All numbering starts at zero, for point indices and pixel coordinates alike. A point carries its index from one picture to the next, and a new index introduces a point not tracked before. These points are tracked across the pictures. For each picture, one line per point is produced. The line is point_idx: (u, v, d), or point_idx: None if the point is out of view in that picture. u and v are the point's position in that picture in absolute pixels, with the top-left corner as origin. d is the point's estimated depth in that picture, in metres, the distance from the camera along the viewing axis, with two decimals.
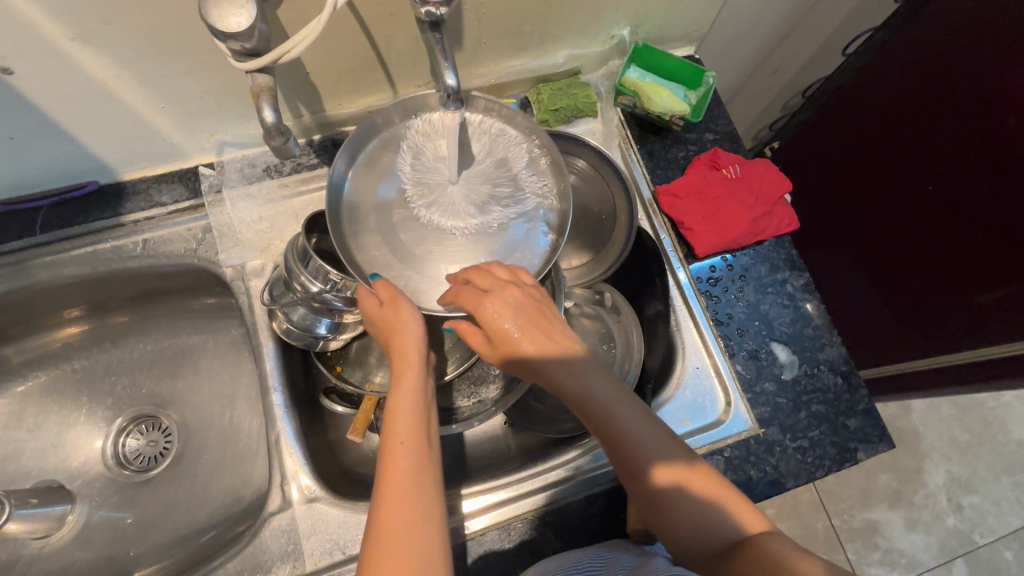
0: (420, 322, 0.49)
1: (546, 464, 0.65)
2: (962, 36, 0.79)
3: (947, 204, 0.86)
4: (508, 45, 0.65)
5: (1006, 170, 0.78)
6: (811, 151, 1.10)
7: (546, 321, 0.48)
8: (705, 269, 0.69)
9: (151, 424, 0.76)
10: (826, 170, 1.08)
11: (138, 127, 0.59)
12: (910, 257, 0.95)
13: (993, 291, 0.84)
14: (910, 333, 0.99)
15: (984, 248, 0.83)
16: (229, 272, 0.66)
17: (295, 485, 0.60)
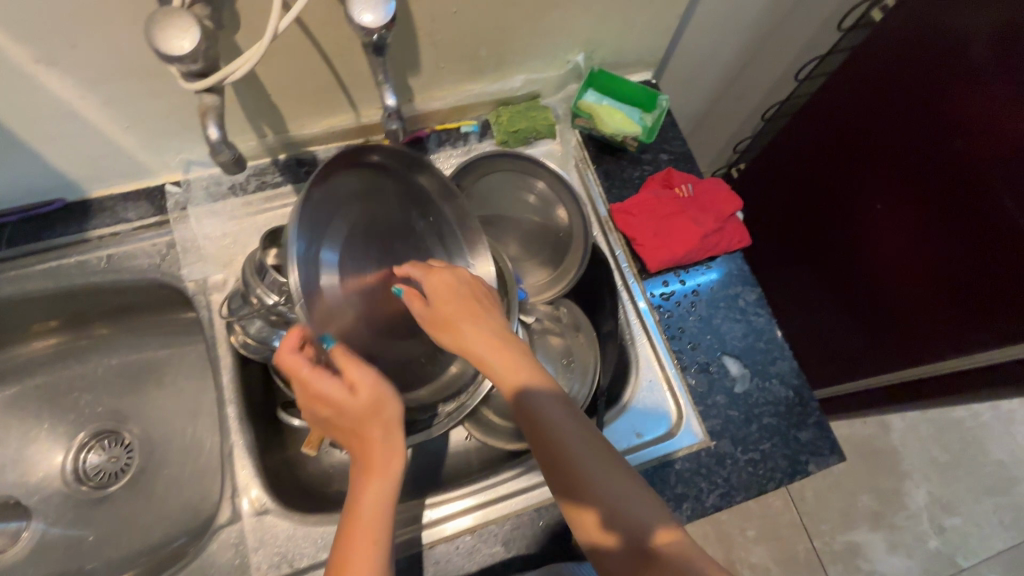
0: (385, 417, 0.47)
1: (499, 476, 0.65)
2: (908, 55, 0.81)
3: (914, 216, 0.86)
4: (466, 70, 0.68)
5: (967, 182, 0.78)
6: (774, 171, 1.13)
7: (465, 294, 0.53)
8: (658, 284, 0.71)
9: (113, 439, 0.76)
10: (788, 190, 1.10)
11: (103, 146, 0.61)
12: (881, 272, 0.94)
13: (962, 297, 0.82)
14: (870, 346, 0.99)
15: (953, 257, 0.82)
16: (191, 286, 0.67)
17: (246, 497, 0.60)
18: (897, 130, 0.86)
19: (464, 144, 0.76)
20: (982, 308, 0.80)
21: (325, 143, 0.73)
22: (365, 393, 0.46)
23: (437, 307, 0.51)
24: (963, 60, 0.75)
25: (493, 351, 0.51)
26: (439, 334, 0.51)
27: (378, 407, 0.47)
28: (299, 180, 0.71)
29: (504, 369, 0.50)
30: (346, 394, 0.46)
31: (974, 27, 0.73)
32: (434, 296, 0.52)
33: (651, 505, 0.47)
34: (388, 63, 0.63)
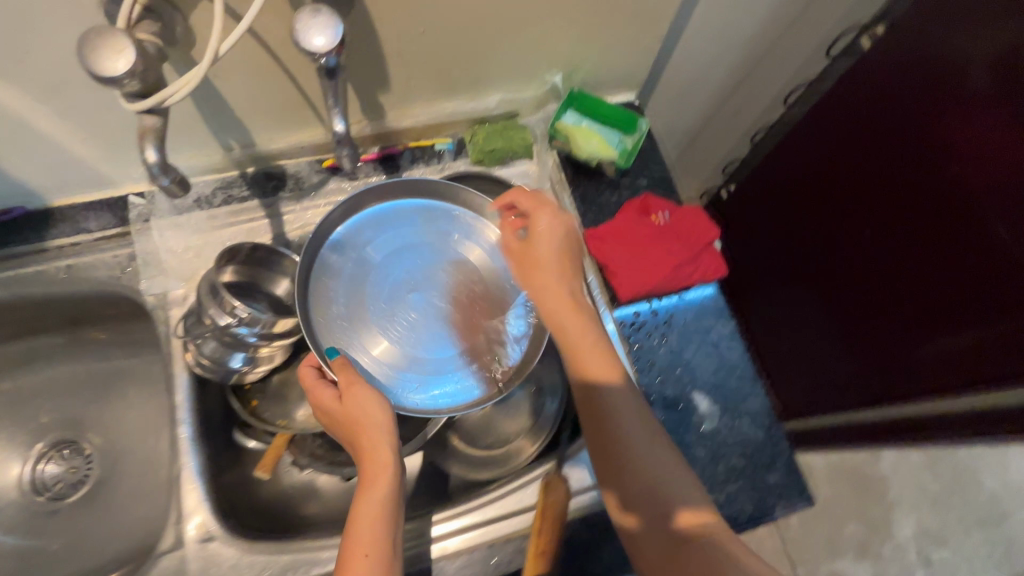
0: (381, 416, 0.50)
1: (506, 488, 0.63)
2: (897, 81, 0.77)
3: (897, 249, 0.82)
4: (438, 88, 0.67)
5: (948, 218, 0.74)
6: (761, 196, 1.09)
7: (562, 242, 0.55)
8: (629, 314, 0.69)
9: (73, 449, 0.76)
10: (774, 215, 1.06)
11: (61, 156, 0.60)
12: (865, 303, 0.90)
13: (940, 337, 0.78)
14: (859, 381, 0.95)
15: (934, 295, 0.78)
16: (150, 301, 0.66)
17: (191, 523, 0.58)
18: (883, 159, 0.81)
19: (438, 162, 0.74)
20: (980, 344, 0.73)
21: (295, 158, 0.71)
22: (351, 397, 0.51)
23: (531, 249, 0.55)
24: (950, 82, 0.70)
25: (562, 305, 0.53)
26: (525, 273, 0.56)
27: (366, 409, 0.50)
28: (267, 195, 0.70)
29: (575, 325, 0.52)
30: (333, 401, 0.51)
31: (960, 50, 0.68)
32: (536, 235, 0.55)
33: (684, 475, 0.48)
34: (356, 79, 0.61)
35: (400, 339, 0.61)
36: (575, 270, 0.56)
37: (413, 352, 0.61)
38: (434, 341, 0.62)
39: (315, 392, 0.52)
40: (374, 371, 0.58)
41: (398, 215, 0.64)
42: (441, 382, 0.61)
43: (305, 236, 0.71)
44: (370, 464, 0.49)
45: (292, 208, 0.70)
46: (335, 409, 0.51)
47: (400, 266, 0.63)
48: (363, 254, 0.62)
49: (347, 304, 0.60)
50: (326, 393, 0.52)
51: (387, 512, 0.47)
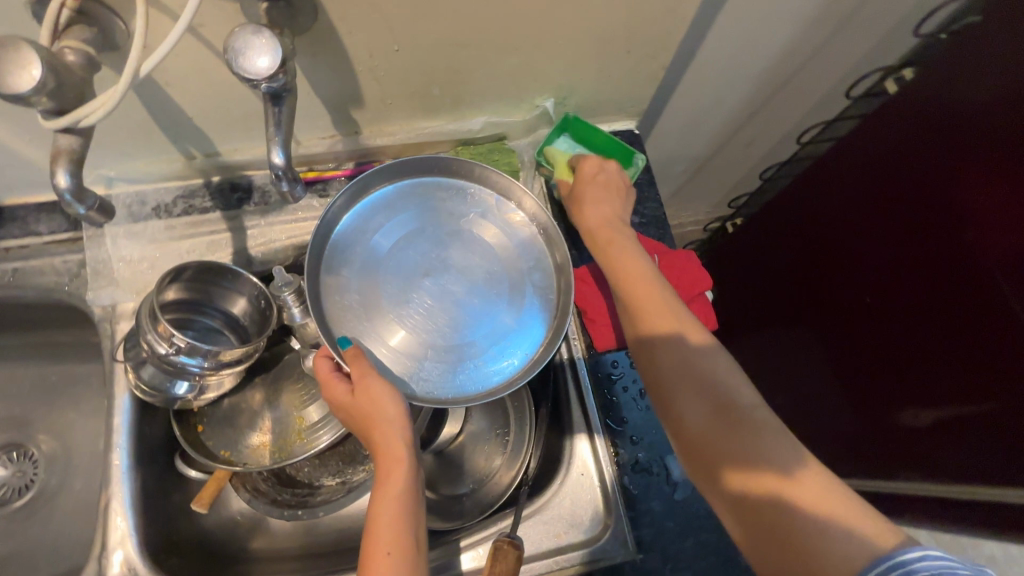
0: (396, 409, 0.49)
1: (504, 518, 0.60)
2: (931, 126, 0.70)
3: (912, 310, 0.74)
4: (417, 107, 0.62)
5: (974, 285, 0.66)
6: (761, 235, 1.03)
7: (608, 183, 0.62)
8: (606, 363, 0.63)
9: (20, 453, 0.73)
10: (774, 257, 1.00)
11: (5, 156, 0.56)
12: (864, 363, 0.82)
13: (945, 406, 0.70)
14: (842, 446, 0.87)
15: (947, 365, 0.69)
16: (97, 312, 0.63)
17: (115, 558, 0.55)
18: (908, 211, 0.74)
19: None
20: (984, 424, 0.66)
21: (263, 169, 0.67)
22: (362, 393, 0.48)
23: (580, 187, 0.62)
24: (991, 137, 0.63)
25: (607, 225, 0.59)
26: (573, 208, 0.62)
27: (382, 404, 0.48)
28: (230, 207, 0.66)
29: (617, 246, 0.57)
30: (347, 396, 0.50)
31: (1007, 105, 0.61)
32: (583, 173, 0.63)
33: (733, 383, 0.49)
34: (325, 94, 0.57)
35: (417, 328, 0.55)
36: (622, 204, 0.62)
37: (432, 341, 0.55)
38: (455, 326, 0.56)
39: (329, 386, 0.51)
40: (392, 362, 0.53)
41: (404, 198, 0.58)
42: (465, 371, 0.55)
43: (267, 253, 0.66)
44: (389, 459, 0.48)
45: (256, 223, 0.66)
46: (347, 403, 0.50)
47: (410, 248, 0.57)
48: (375, 240, 0.57)
49: (359, 294, 0.55)
50: (339, 387, 0.50)
51: (408, 509, 0.46)
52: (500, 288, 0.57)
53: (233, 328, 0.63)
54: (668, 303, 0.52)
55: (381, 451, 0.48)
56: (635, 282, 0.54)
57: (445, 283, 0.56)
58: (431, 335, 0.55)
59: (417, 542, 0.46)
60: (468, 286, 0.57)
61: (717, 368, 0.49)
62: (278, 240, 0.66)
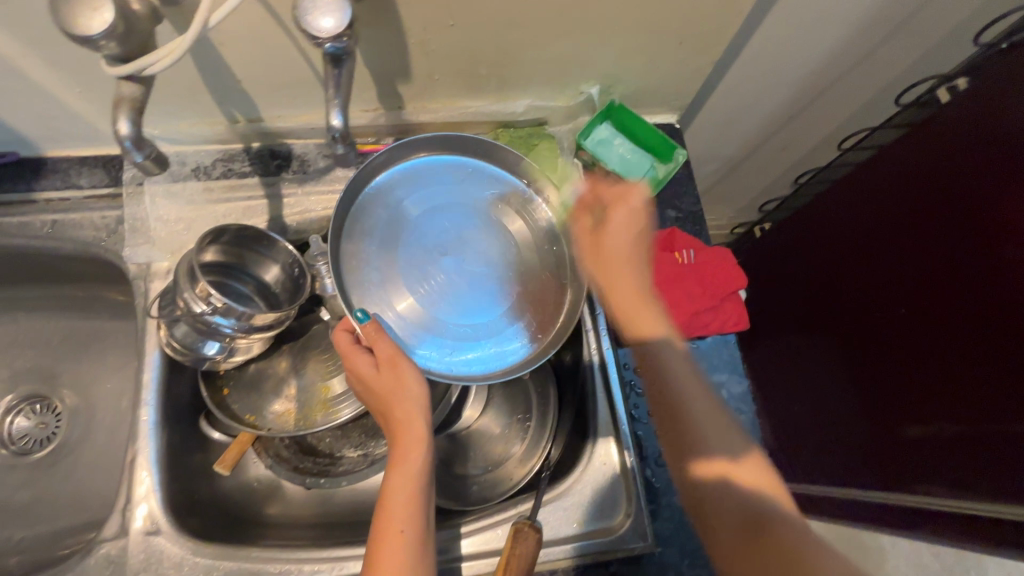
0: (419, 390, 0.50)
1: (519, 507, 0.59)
2: (982, 137, 0.67)
3: (930, 328, 0.73)
4: (463, 85, 0.62)
5: (997, 310, 0.64)
6: (786, 238, 1.01)
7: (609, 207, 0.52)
8: (635, 356, 0.64)
9: (44, 405, 0.74)
10: (794, 263, 0.99)
11: (53, 106, 0.56)
12: (879, 374, 0.81)
13: (951, 425, 0.70)
14: (843, 456, 0.87)
15: (958, 390, 0.69)
16: (132, 269, 0.63)
17: (137, 513, 0.55)
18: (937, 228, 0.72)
19: None
20: (994, 451, 0.64)
21: (303, 139, 0.67)
22: (387, 374, 0.50)
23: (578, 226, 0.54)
24: None
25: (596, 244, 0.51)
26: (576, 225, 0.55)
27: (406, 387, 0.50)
28: (269, 174, 0.66)
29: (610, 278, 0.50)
30: (368, 372, 0.50)
31: None
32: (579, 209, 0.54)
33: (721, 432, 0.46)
34: (374, 65, 0.56)
35: (429, 304, 0.55)
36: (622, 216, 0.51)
37: (445, 316, 0.56)
38: (469, 304, 0.56)
39: (352, 359, 0.51)
40: (403, 334, 0.54)
41: (433, 175, 0.59)
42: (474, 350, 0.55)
43: (303, 222, 0.66)
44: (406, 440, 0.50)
45: (293, 191, 0.66)
46: (369, 377, 0.50)
47: (434, 224, 0.57)
48: (399, 213, 0.57)
49: (377, 265, 0.55)
50: (361, 361, 0.51)
51: (419, 493, 0.49)
52: (515, 276, 0.57)
53: (264, 295, 0.64)
54: (660, 319, 0.49)
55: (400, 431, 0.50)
56: (621, 291, 0.49)
57: (463, 262, 0.57)
58: (442, 312, 0.55)
59: (421, 526, 0.48)
60: (486, 268, 0.57)
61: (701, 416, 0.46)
62: (314, 210, 0.66)
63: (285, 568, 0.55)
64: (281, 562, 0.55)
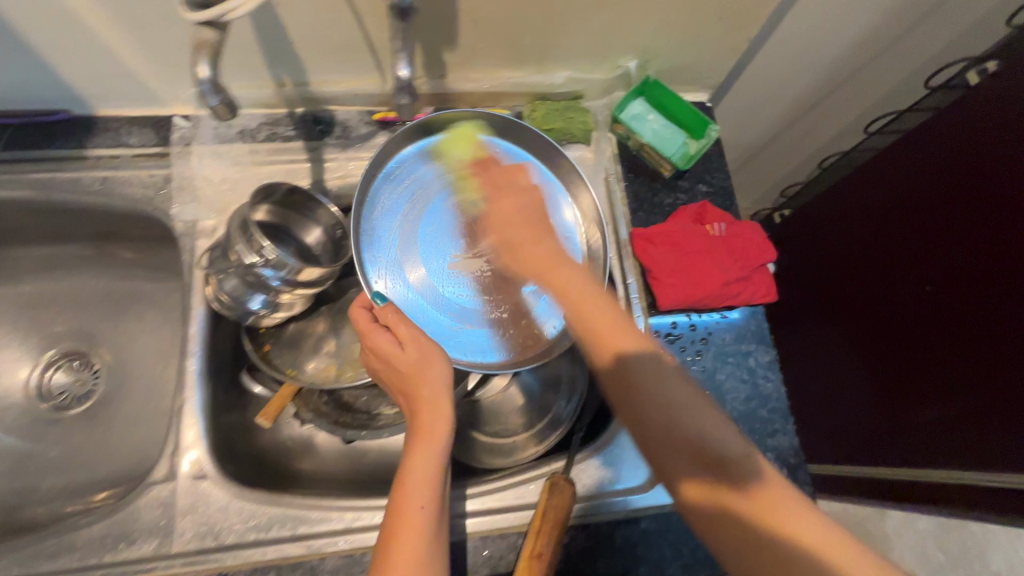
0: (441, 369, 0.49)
1: (532, 473, 0.60)
2: (1003, 125, 0.68)
3: (948, 307, 0.75)
4: (506, 55, 0.63)
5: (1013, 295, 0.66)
6: (808, 223, 1.02)
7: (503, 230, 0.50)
8: (666, 324, 0.65)
9: (82, 362, 0.75)
10: (815, 248, 1.00)
11: (112, 64, 0.58)
12: (900, 354, 0.83)
13: (969, 405, 0.72)
14: (863, 436, 0.89)
15: (976, 373, 0.71)
16: (178, 227, 0.65)
17: (186, 458, 0.57)
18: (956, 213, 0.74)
19: None
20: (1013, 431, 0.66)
21: (346, 105, 0.68)
22: (409, 352, 0.49)
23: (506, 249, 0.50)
24: None
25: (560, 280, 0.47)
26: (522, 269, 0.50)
27: (427, 367, 0.49)
28: (312, 138, 0.67)
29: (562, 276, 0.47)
30: (390, 352, 0.50)
31: None
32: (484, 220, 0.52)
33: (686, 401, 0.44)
34: (424, 31, 0.58)
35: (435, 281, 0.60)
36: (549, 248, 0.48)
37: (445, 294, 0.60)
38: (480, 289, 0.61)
39: (370, 337, 0.50)
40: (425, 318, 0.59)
41: (459, 162, 0.62)
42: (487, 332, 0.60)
43: (343, 187, 0.68)
44: (425, 420, 0.48)
45: (335, 156, 0.68)
46: (391, 356, 0.50)
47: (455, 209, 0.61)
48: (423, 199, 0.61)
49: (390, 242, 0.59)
50: (383, 338, 0.50)
51: (438, 474, 0.46)
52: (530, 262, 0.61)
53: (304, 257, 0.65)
54: (626, 323, 0.46)
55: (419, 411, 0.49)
56: (571, 297, 0.46)
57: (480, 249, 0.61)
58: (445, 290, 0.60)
59: (439, 509, 0.45)
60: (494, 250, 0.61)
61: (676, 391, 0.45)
62: (355, 175, 0.68)
63: (321, 517, 0.56)
64: (317, 512, 0.56)
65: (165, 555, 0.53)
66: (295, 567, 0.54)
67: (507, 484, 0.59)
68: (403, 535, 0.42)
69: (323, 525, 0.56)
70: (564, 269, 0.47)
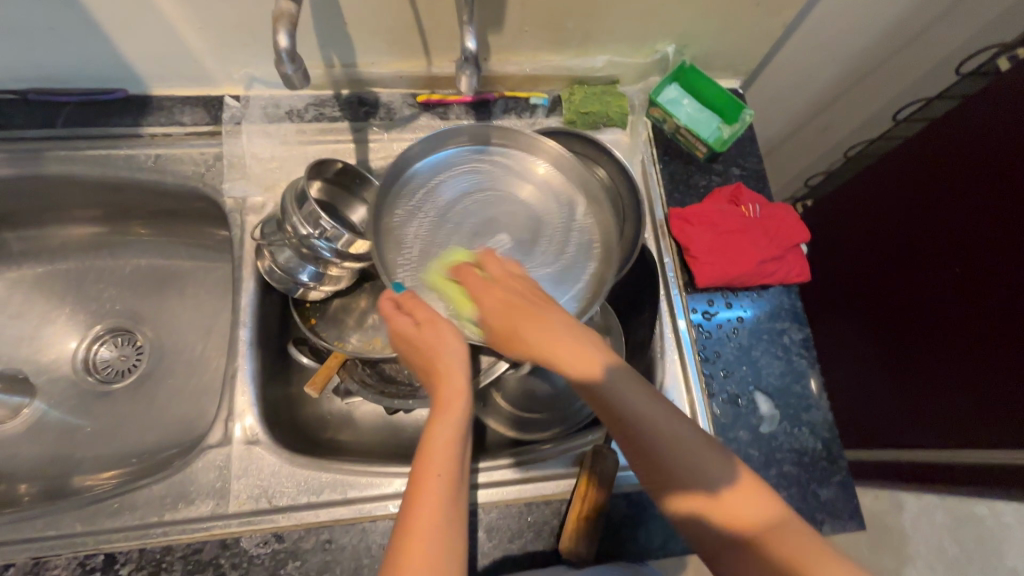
0: (462, 344, 0.48)
1: (546, 451, 0.61)
2: None
3: (967, 296, 0.77)
4: (549, 38, 0.65)
5: None
6: (833, 212, 1.03)
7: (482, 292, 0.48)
8: (702, 301, 0.67)
9: (126, 339, 0.77)
10: (840, 236, 1.02)
11: (172, 44, 0.60)
12: (917, 343, 0.86)
13: (1006, 390, 0.72)
14: (895, 420, 0.91)
15: (1010, 360, 0.71)
16: (228, 203, 0.67)
17: (239, 424, 0.58)
18: (978, 205, 0.75)
19: (530, 115, 0.72)
20: None
21: (389, 87, 0.70)
22: (427, 330, 0.47)
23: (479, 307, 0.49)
24: None
25: (523, 331, 0.46)
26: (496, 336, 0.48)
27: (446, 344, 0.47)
28: (357, 119, 0.69)
29: (544, 329, 0.45)
30: (407, 331, 0.48)
31: None
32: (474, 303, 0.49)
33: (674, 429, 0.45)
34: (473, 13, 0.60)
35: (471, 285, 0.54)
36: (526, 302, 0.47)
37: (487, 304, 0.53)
38: None
39: (391, 319, 0.48)
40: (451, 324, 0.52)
41: (462, 168, 0.58)
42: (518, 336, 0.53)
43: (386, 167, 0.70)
44: (446, 397, 0.46)
45: (379, 136, 0.70)
46: (410, 335, 0.48)
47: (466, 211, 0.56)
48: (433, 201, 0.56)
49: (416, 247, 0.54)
50: (404, 321, 0.48)
51: (460, 450, 0.44)
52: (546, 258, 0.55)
53: None
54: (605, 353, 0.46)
55: (439, 387, 0.47)
56: (561, 342, 0.45)
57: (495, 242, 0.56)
58: None
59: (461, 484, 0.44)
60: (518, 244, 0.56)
61: (655, 432, 0.45)
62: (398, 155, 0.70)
63: (372, 481, 0.58)
64: (369, 475, 0.58)
65: (222, 515, 0.54)
66: (351, 527, 0.55)
67: (513, 463, 0.60)
68: (419, 507, 0.41)
69: (376, 489, 0.58)
70: (545, 318, 0.45)
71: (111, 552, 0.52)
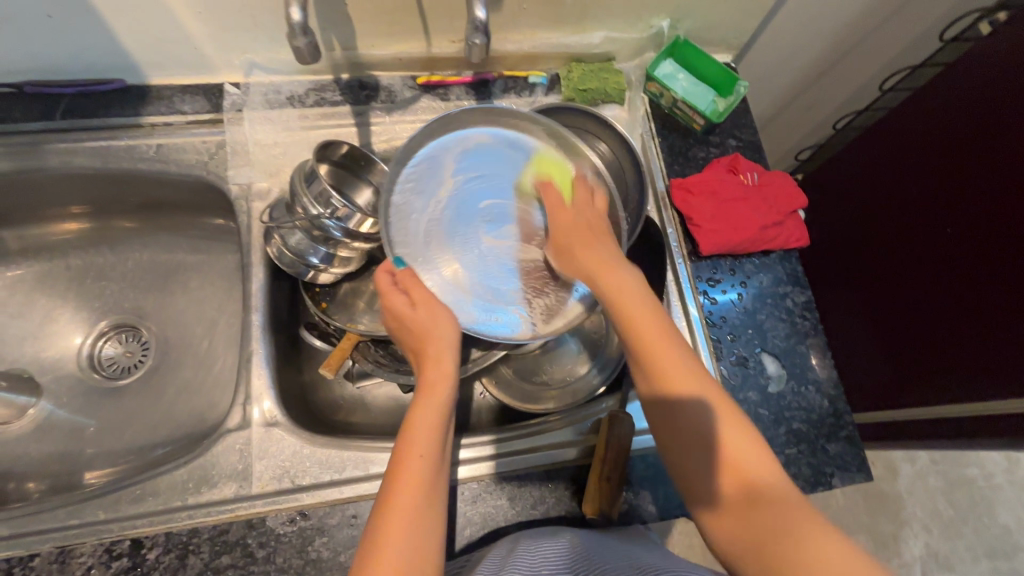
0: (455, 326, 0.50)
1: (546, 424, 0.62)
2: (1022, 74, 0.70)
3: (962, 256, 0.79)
4: (548, 17, 0.66)
5: None
6: (823, 185, 1.06)
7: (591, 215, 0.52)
8: (706, 269, 0.68)
9: (131, 334, 0.76)
10: (831, 208, 1.04)
11: (172, 30, 0.59)
12: (911, 305, 0.88)
13: (1000, 340, 0.75)
14: (891, 379, 0.94)
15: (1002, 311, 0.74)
16: (234, 190, 0.67)
17: (257, 407, 0.59)
18: (966, 164, 0.78)
19: (529, 94, 0.73)
20: None
21: (389, 70, 0.71)
22: (420, 313, 0.49)
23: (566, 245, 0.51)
24: None
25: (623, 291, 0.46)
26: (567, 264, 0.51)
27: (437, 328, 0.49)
28: (358, 103, 0.70)
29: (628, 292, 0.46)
30: (404, 311, 0.49)
31: None
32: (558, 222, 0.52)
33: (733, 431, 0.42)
34: None
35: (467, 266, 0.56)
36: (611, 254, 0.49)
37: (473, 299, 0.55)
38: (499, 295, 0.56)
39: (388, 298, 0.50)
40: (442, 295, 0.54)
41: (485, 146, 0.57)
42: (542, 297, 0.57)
43: (389, 149, 0.70)
44: (432, 377, 0.47)
45: (381, 119, 0.70)
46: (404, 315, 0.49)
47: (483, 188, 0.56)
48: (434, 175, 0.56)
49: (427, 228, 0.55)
50: (399, 299, 0.50)
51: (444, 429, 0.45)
52: None
53: None
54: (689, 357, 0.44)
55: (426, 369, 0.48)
56: (648, 329, 0.44)
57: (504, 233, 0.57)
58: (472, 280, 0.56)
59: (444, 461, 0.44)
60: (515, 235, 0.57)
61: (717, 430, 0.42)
62: (401, 137, 0.70)
63: None
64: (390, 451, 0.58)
65: (246, 496, 0.55)
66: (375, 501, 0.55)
67: (499, 453, 0.60)
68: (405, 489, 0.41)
69: None
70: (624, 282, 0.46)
71: (138, 537, 0.52)
